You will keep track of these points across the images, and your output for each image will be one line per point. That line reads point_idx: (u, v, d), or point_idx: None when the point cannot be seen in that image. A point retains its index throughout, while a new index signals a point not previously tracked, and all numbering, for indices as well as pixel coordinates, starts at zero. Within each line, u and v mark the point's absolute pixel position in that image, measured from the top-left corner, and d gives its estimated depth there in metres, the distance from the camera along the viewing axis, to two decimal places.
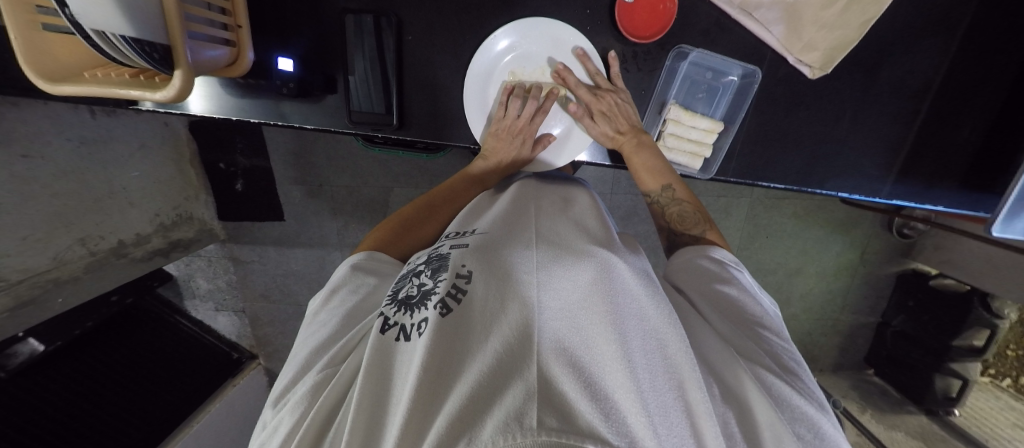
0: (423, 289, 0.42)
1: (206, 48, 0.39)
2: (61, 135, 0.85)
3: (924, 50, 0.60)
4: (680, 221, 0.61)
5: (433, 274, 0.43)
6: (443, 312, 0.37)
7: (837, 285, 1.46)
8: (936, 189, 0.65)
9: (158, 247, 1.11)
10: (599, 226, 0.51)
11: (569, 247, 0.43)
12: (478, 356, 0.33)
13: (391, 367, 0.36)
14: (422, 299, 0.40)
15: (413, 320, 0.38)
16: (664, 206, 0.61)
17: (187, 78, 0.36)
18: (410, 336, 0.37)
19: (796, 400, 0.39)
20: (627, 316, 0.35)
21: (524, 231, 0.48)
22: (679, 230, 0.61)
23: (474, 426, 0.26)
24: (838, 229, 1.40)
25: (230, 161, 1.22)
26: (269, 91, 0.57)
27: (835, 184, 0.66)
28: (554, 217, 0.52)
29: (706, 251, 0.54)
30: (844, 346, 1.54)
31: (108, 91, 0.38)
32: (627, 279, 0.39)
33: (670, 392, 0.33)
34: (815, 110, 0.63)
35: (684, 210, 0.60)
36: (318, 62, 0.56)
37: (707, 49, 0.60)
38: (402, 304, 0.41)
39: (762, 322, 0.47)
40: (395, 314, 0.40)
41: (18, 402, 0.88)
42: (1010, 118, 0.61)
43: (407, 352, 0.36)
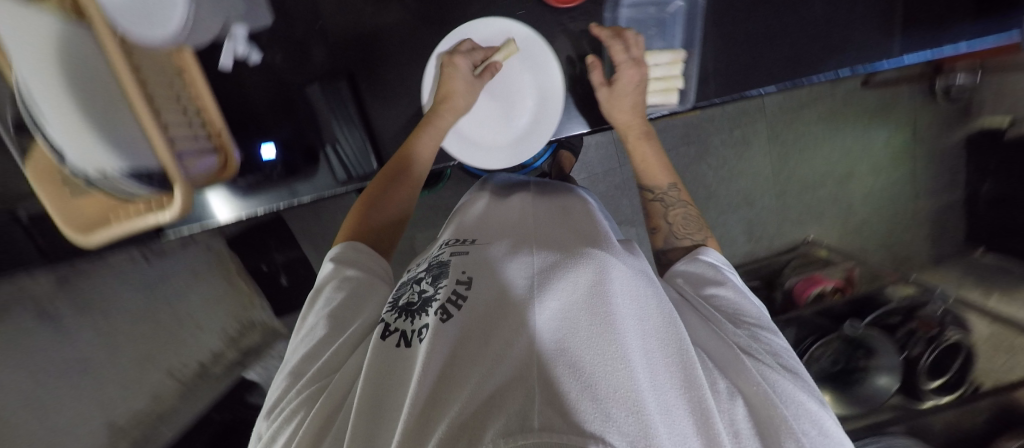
0: (424, 296, 0.43)
1: (195, 161, 0.44)
2: (126, 287, 0.97)
3: None
4: (684, 222, 0.61)
5: (433, 281, 0.45)
6: (442, 318, 0.37)
7: (898, 173, 1.31)
8: (946, 28, 0.59)
9: (234, 359, 1.20)
10: (593, 228, 0.51)
11: (567, 253, 0.43)
12: (477, 360, 0.32)
13: (390, 369, 0.36)
14: (423, 306, 0.41)
15: (414, 327, 0.39)
16: (667, 206, 0.63)
17: (186, 192, 0.40)
18: (411, 343, 0.38)
19: (799, 395, 0.38)
20: (625, 316, 0.34)
21: (520, 239, 0.48)
22: (678, 231, 0.60)
23: (476, 430, 0.25)
24: (876, 116, 1.27)
25: (269, 260, 1.29)
26: (259, 180, 0.60)
27: (833, 64, 0.61)
28: (551, 224, 0.52)
29: (701, 254, 0.54)
30: (938, 235, 1.36)
31: (135, 225, 0.43)
32: (625, 280, 0.39)
33: (672, 392, 0.31)
34: (781, 1, 0.59)
35: (688, 212, 0.62)
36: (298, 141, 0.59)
37: None
38: (402, 311, 0.42)
39: (756, 323, 0.46)
40: (395, 320, 0.41)
41: None
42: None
43: (408, 358, 0.36)
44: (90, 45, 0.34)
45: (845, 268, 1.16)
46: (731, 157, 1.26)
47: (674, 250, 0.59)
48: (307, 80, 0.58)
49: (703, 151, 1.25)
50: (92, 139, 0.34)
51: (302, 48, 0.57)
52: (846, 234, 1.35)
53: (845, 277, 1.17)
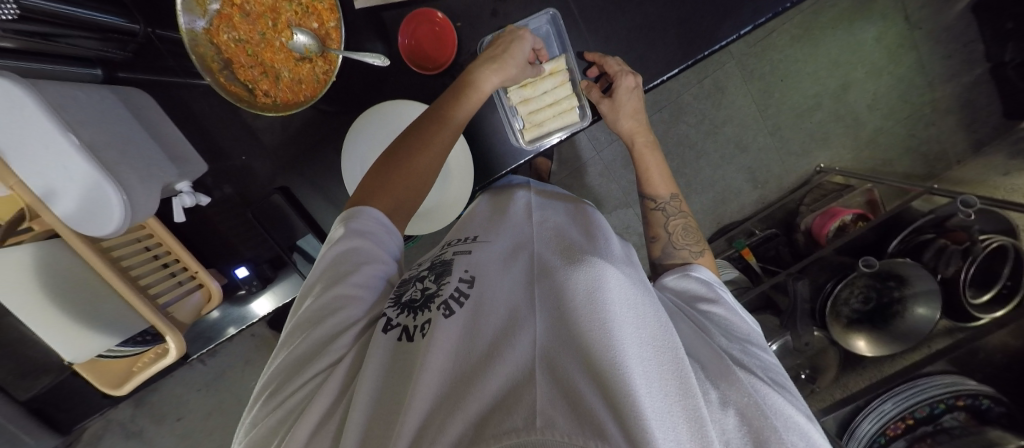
0: (427, 293, 0.38)
1: (185, 301, 0.52)
2: None
3: None
4: (682, 234, 0.58)
5: (436, 278, 0.39)
6: (445, 314, 0.33)
7: (903, 67, 1.18)
8: None
9: None
10: (594, 226, 0.47)
11: (567, 250, 0.40)
12: (480, 368, 0.28)
13: (394, 368, 0.32)
14: (426, 301, 0.36)
15: (417, 322, 0.34)
16: (668, 216, 0.59)
17: (177, 337, 0.48)
18: (413, 339, 0.33)
19: (788, 409, 0.35)
20: (622, 319, 0.31)
21: (518, 238, 0.44)
22: (675, 242, 0.57)
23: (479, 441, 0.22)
24: (858, 16, 1.15)
25: None
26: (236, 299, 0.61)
27: (733, 23, 0.53)
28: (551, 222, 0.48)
29: (689, 269, 0.51)
30: (971, 118, 1.21)
31: (148, 372, 0.50)
32: (622, 280, 0.36)
33: (667, 397, 0.27)
34: None
35: (687, 223, 0.58)
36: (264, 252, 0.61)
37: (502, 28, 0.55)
38: (406, 306, 0.37)
39: (744, 338, 0.43)
40: (398, 315, 0.36)
41: None
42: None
43: (412, 353, 0.32)
44: (63, 255, 0.42)
45: (864, 190, 1.09)
46: (709, 109, 1.20)
47: (673, 260, 0.56)
48: (249, 201, 0.60)
49: (676, 111, 1.20)
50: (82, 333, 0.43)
51: (238, 168, 0.59)
52: (860, 148, 1.24)
53: (866, 200, 1.09)
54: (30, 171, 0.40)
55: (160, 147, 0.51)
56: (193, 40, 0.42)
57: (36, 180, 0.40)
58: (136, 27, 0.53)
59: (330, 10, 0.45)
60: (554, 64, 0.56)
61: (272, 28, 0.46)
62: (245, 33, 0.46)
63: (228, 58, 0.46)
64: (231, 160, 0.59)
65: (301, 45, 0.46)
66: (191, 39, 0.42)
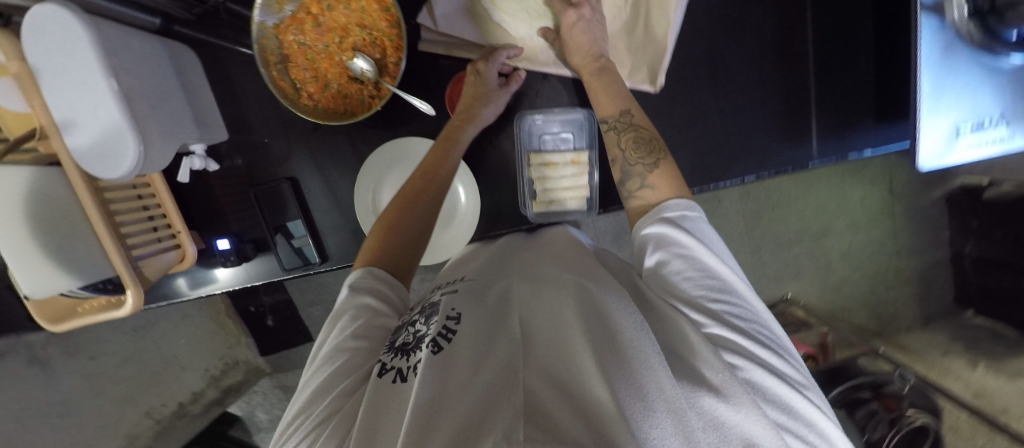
0: (418, 335, 0.39)
1: (156, 257, 0.52)
2: (118, 331, 1.06)
3: (764, 17, 0.55)
4: (636, 148, 0.50)
5: (426, 320, 0.41)
6: (433, 351, 0.35)
7: (877, 231, 1.30)
8: (851, 132, 0.58)
9: (213, 398, 1.25)
10: (574, 257, 0.49)
11: (550, 287, 0.43)
12: (474, 392, 0.30)
13: (383, 406, 0.32)
14: (417, 343, 0.38)
15: (410, 362, 0.36)
16: (618, 134, 0.51)
17: (137, 292, 0.47)
18: (408, 377, 0.34)
19: (769, 382, 0.34)
20: (603, 336, 0.34)
21: (504, 277, 0.48)
22: (631, 159, 0.50)
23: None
24: (851, 175, 1.26)
25: (257, 302, 1.21)
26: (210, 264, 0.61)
27: (739, 169, 0.58)
28: (542, 257, 0.50)
29: (659, 210, 0.46)
30: (925, 295, 1.33)
31: (93, 317, 0.49)
32: (608, 299, 0.38)
33: (649, 390, 0.29)
34: (679, 113, 0.57)
35: (639, 135, 0.50)
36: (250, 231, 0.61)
37: (545, 110, 0.61)
38: (399, 350, 0.38)
39: (719, 289, 0.39)
40: (391, 359, 0.37)
41: None
42: (891, 41, 0.56)
43: (403, 395, 0.33)
44: (54, 183, 0.43)
45: (820, 333, 1.17)
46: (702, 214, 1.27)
47: (631, 181, 0.50)
48: (253, 178, 0.61)
49: None
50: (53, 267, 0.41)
51: (257, 146, 0.60)
52: (825, 291, 1.33)
53: (819, 342, 1.16)
54: (62, 98, 0.40)
55: (191, 109, 0.53)
56: (261, 32, 0.46)
57: (64, 107, 0.41)
58: None
59: (395, 48, 0.49)
60: (577, 154, 0.59)
61: (338, 44, 0.50)
62: (311, 40, 0.50)
63: (286, 54, 0.49)
64: (253, 136, 0.60)
65: (359, 68, 0.50)
66: (260, 31, 0.45)
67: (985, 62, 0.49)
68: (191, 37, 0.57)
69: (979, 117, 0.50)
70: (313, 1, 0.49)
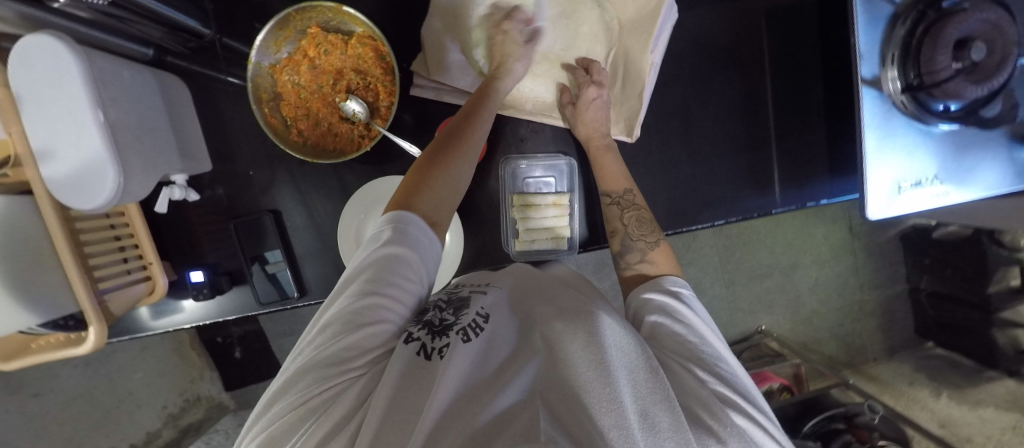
0: (446, 321, 0.38)
1: (125, 290, 0.50)
2: (69, 364, 1.00)
3: (728, 77, 0.61)
4: (639, 225, 0.55)
5: (454, 310, 0.40)
6: (465, 340, 0.35)
7: (842, 266, 1.37)
8: (811, 183, 0.62)
9: (169, 438, 1.18)
10: (579, 282, 0.49)
11: (563, 303, 0.41)
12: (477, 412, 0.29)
13: (405, 389, 0.31)
14: (446, 328, 0.37)
15: (437, 344, 0.35)
16: (623, 211, 0.56)
17: (100, 329, 0.45)
18: (432, 358, 0.34)
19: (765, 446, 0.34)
20: (618, 366, 0.32)
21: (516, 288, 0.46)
22: (633, 234, 0.54)
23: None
24: (814, 213, 1.34)
25: (225, 333, 1.27)
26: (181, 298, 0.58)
27: (710, 214, 0.62)
28: (543, 277, 0.48)
29: (663, 282, 0.47)
30: (887, 326, 1.40)
31: (47, 355, 0.46)
32: (618, 329, 0.36)
33: (665, 435, 0.28)
34: (653, 161, 0.61)
35: (642, 214, 0.55)
36: (227, 263, 0.59)
37: (528, 154, 0.63)
38: (429, 329, 0.37)
39: (713, 356, 0.39)
40: (419, 332, 0.37)
41: None
42: (838, 105, 0.62)
43: (431, 374, 0.32)
44: (24, 211, 0.41)
45: (793, 364, 1.17)
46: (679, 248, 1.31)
47: (632, 255, 0.53)
48: (233, 210, 0.60)
49: None
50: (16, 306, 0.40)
51: (241, 179, 0.60)
52: (797, 323, 1.37)
53: (793, 374, 1.18)
54: (41, 130, 0.40)
55: (177, 142, 0.53)
56: (256, 71, 0.47)
57: (42, 139, 0.40)
58: (207, 33, 0.57)
59: (388, 93, 0.52)
60: (558, 197, 0.61)
61: (331, 86, 0.53)
62: (306, 81, 0.52)
63: (279, 92, 0.51)
64: (238, 169, 0.60)
65: (351, 110, 0.52)
66: (255, 71, 0.47)
67: (918, 127, 0.56)
68: (184, 69, 0.59)
69: (917, 175, 0.56)
70: (310, 45, 0.51)
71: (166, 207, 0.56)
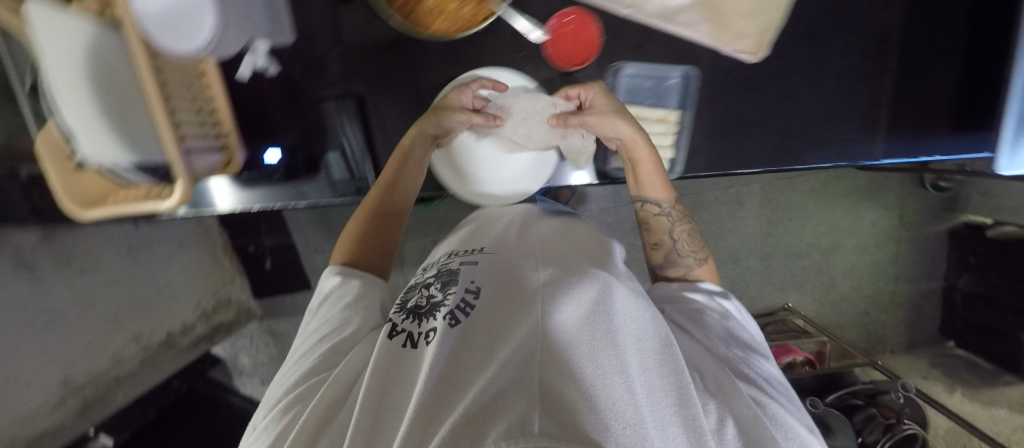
0: (432, 301, 0.44)
1: (204, 155, 0.48)
2: (113, 249, 0.97)
3: (867, 9, 0.54)
4: (687, 240, 0.58)
5: (442, 287, 0.45)
6: (450, 323, 0.38)
7: (882, 255, 1.34)
8: (927, 136, 0.58)
9: (201, 333, 1.19)
10: (576, 250, 0.48)
11: (565, 272, 0.41)
12: (490, 370, 0.31)
13: (399, 372, 0.37)
14: (431, 309, 0.42)
15: (421, 330, 0.40)
16: (673, 222, 0.58)
17: (187, 184, 0.42)
18: (416, 343, 0.39)
19: (782, 418, 0.41)
20: (622, 336, 0.35)
21: (515, 256, 0.47)
22: (681, 249, 0.57)
23: (485, 426, 0.25)
24: (866, 197, 1.29)
25: (257, 243, 1.30)
26: (256, 180, 0.57)
27: (817, 157, 0.57)
28: (552, 239, 0.50)
29: (696, 283, 0.55)
30: (912, 320, 1.39)
31: (136, 207, 0.45)
32: (627, 304, 0.39)
33: (668, 407, 0.32)
34: (772, 90, 0.55)
35: (689, 229, 0.59)
36: (302, 146, 0.57)
37: (638, 61, 0.54)
38: (411, 312, 0.44)
39: (726, 339, 0.48)
40: (403, 322, 0.43)
41: None
42: (982, 49, 0.56)
43: (413, 360, 0.37)
44: (111, 44, 0.37)
45: (818, 341, 1.18)
46: (722, 215, 1.28)
47: (677, 270, 0.58)
48: (303, 88, 0.56)
49: (696, 204, 1.27)
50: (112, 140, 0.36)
51: (313, 56, 0.54)
52: (823, 306, 1.37)
53: (817, 351, 1.19)
54: None
55: None
56: None
57: None
58: None
59: None
60: (669, 112, 0.55)
61: None
62: None
63: None
64: (311, 43, 0.54)
65: None
66: None
67: None
68: None
69: None
70: None
71: (248, 74, 0.54)
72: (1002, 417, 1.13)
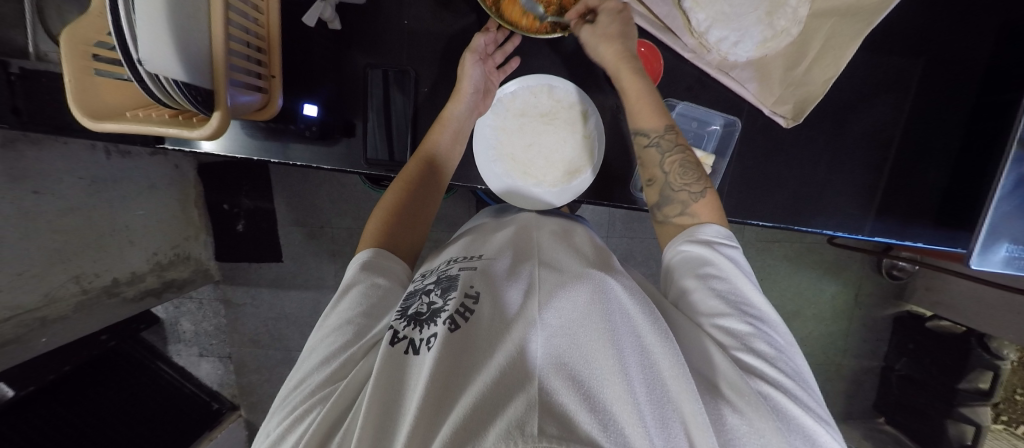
0: (433, 307, 0.39)
1: (242, 94, 0.45)
2: (73, 174, 0.84)
3: (882, 106, 0.64)
4: (681, 172, 0.54)
5: (443, 293, 0.41)
6: (450, 328, 0.35)
7: (835, 327, 1.45)
8: (914, 225, 0.66)
9: (151, 287, 1.05)
10: (593, 256, 0.48)
11: (565, 273, 0.41)
12: (481, 372, 0.30)
13: (397, 379, 0.33)
14: (432, 316, 0.38)
15: (423, 335, 0.36)
16: (662, 154, 0.55)
17: (224, 118, 0.41)
18: (419, 350, 0.35)
19: (791, 409, 0.36)
20: (622, 332, 0.33)
21: (524, 258, 0.46)
22: (677, 183, 0.54)
23: (476, 433, 0.24)
24: (829, 271, 1.40)
25: (234, 202, 1.21)
26: (291, 134, 0.61)
27: (821, 222, 0.67)
28: (548, 246, 0.50)
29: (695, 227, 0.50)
30: (853, 393, 1.49)
31: (148, 128, 0.42)
32: (624, 300, 0.37)
33: (670, 405, 0.30)
34: (794, 154, 0.65)
35: (685, 160, 0.54)
36: (339, 111, 0.61)
37: (691, 102, 0.65)
38: (411, 319, 0.38)
39: (745, 310, 0.42)
40: (405, 327, 0.37)
41: (31, 424, 0.88)
42: (972, 159, 0.65)
43: (408, 364, 0.34)
44: None
45: None
46: None
47: (672, 206, 0.54)
48: (371, 59, 0.61)
49: None
50: (172, 55, 0.34)
51: (377, 33, 0.61)
52: None
53: None
54: None
55: None
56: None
57: None
58: None
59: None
60: (706, 155, 0.62)
61: None
62: None
63: None
64: (389, 21, 0.60)
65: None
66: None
67: None
68: None
69: None
70: None
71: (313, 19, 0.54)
72: None
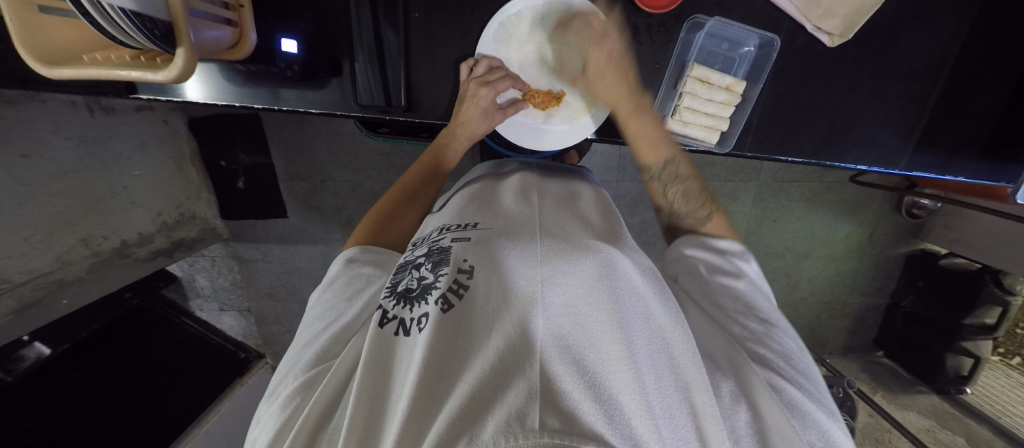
0: (424, 283, 0.37)
1: (208, 28, 0.41)
2: (61, 135, 0.80)
3: (943, 19, 0.56)
4: (685, 201, 0.55)
5: (433, 268, 0.38)
6: (443, 308, 0.33)
7: (845, 267, 1.44)
8: (957, 158, 0.61)
9: (162, 247, 1.06)
10: (599, 224, 0.45)
11: (568, 241, 0.38)
12: (477, 354, 0.29)
13: (388, 363, 0.32)
14: (423, 293, 0.36)
15: (413, 315, 0.34)
16: (666, 184, 0.57)
17: (188, 56, 0.36)
18: (409, 332, 0.33)
19: (809, 406, 0.34)
20: (630, 313, 0.31)
21: (526, 221, 0.43)
22: (677, 212, 0.56)
23: (478, 418, 0.23)
24: (847, 210, 1.36)
25: (231, 159, 1.17)
26: (271, 77, 0.56)
27: (854, 157, 0.61)
28: (551, 210, 0.46)
29: (706, 240, 0.50)
30: (855, 328, 1.53)
31: (108, 72, 0.37)
32: (634, 280, 0.35)
33: (676, 393, 0.28)
34: (832, 79, 0.58)
35: (689, 188, 0.56)
36: (322, 45, 0.55)
37: (723, 17, 0.56)
38: (401, 297, 0.37)
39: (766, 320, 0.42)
40: (394, 307, 0.36)
41: (65, 376, 0.93)
42: None
43: (400, 346, 0.33)
44: None
45: None
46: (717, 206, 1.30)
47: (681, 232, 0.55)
48: None
49: None
50: None
51: None
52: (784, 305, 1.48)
53: None
54: None
55: None
56: None
57: None
58: None
59: None
60: (737, 82, 0.57)
61: None
62: None
63: None
64: None
65: None
66: None
67: None
68: None
69: None
70: None
71: None
72: (913, 419, 1.25)
